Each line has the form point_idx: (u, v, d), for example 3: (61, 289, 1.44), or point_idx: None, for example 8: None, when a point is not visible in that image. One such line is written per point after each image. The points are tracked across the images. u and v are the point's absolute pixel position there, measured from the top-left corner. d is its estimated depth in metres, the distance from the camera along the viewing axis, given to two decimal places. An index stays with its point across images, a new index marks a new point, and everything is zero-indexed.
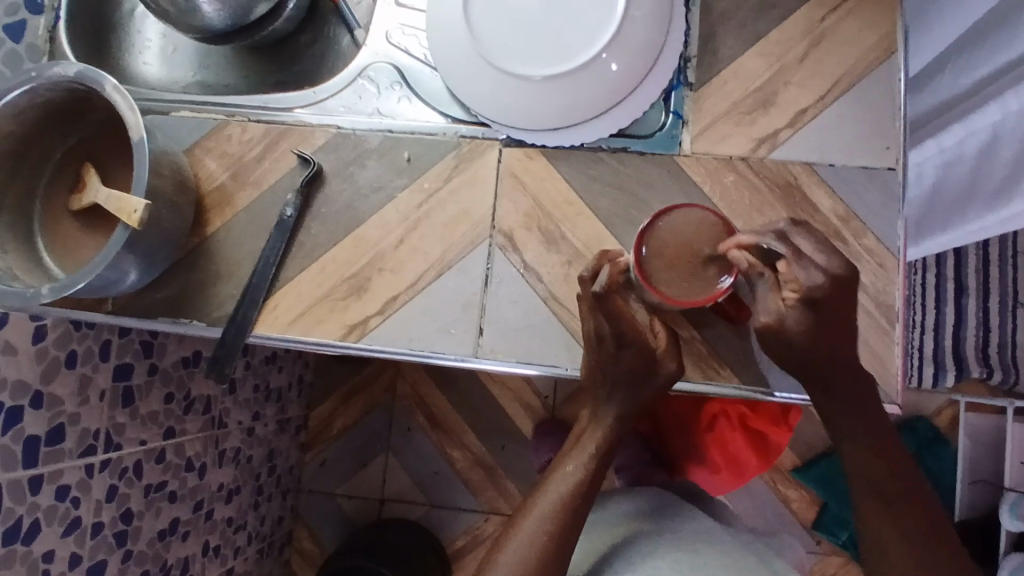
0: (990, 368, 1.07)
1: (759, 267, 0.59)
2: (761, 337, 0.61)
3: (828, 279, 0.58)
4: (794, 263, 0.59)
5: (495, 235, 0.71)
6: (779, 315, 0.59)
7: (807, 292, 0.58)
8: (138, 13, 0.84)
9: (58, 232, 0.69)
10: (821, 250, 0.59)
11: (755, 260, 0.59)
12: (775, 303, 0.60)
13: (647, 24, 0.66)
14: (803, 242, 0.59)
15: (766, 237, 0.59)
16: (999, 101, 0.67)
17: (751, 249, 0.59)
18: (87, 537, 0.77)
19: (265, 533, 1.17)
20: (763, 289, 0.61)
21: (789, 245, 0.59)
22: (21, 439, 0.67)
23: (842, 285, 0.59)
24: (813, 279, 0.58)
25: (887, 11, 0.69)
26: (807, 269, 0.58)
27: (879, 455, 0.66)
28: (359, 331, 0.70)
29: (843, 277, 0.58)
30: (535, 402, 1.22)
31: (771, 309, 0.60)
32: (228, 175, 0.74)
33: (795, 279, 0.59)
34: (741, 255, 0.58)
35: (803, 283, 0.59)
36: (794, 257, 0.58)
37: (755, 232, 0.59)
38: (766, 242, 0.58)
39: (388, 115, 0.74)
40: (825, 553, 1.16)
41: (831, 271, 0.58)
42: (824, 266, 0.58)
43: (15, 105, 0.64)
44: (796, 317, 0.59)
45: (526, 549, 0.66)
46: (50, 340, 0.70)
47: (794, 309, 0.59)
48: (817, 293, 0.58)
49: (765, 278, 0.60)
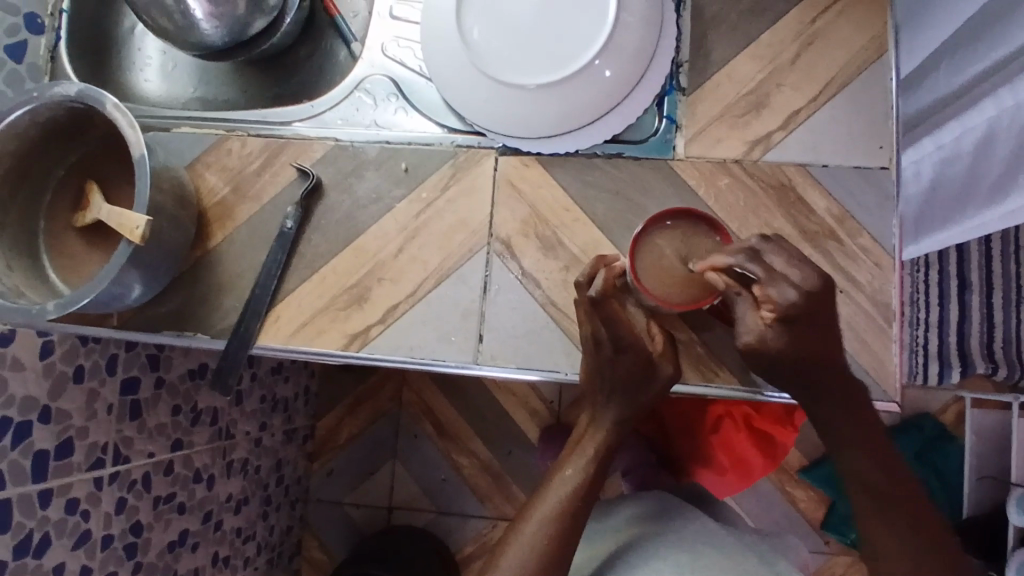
0: (995, 364, 1.06)
1: (736, 286, 0.59)
2: (746, 354, 0.62)
3: (802, 296, 0.57)
4: (767, 284, 0.57)
5: (492, 243, 0.71)
6: (759, 333, 0.59)
7: (782, 312, 0.57)
8: (137, 31, 0.85)
9: (62, 249, 0.70)
10: (793, 266, 0.57)
11: (732, 280, 0.59)
12: (754, 321, 0.60)
13: (638, 31, 0.67)
14: (776, 260, 0.57)
15: (737, 258, 0.57)
16: (993, 98, 0.67)
17: (726, 269, 0.58)
18: (97, 550, 0.78)
19: (274, 542, 1.18)
20: (743, 306, 0.60)
21: (762, 265, 0.57)
22: (30, 453, 0.68)
23: (817, 300, 0.57)
24: (786, 297, 0.57)
25: (877, 11, 0.69)
26: (780, 289, 0.57)
27: (877, 457, 0.65)
28: (360, 341, 0.71)
29: (817, 292, 0.57)
30: (540, 407, 1.23)
31: (750, 329, 0.60)
32: (228, 189, 0.75)
33: (769, 298, 0.57)
34: (718, 277, 0.58)
35: (777, 302, 0.57)
36: (766, 279, 0.57)
37: (728, 253, 0.58)
38: (737, 265, 0.57)
39: (386, 126, 0.75)
40: (834, 553, 1.16)
41: (806, 288, 0.57)
42: (798, 284, 0.56)
43: (16, 125, 0.65)
44: (775, 334, 0.59)
45: (527, 553, 0.66)
46: (57, 356, 0.71)
47: (773, 327, 0.59)
48: (792, 311, 0.57)
49: (743, 296, 0.60)
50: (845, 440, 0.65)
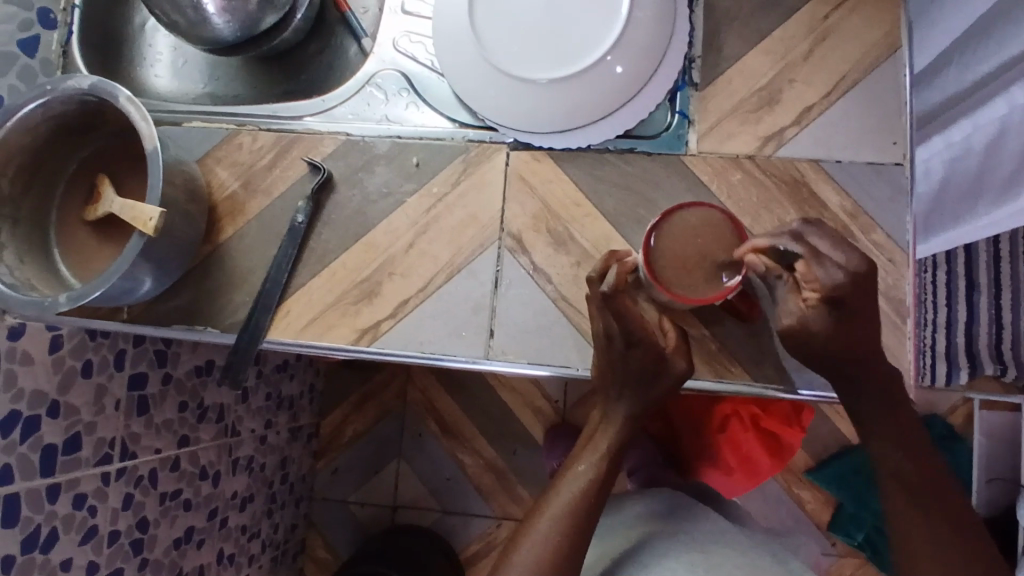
0: (1003, 365, 1.03)
1: (777, 270, 0.59)
2: (787, 339, 0.61)
3: (847, 275, 0.57)
4: (812, 263, 0.58)
5: (504, 237, 0.71)
6: (801, 316, 0.59)
7: (827, 292, 0.57)
8: (149, 27, 0.86)
9: (74, 244, 0.70)
10: (837, 249, 0.59)
11: (772, 263, 0.59)
12: (795, 304, 0.59)
13: (651, 25, 0.66)
14: (821, 243, 0.59)
15: (783, 240, 0.59)
16: (1006, 95, 0.66)
17: (767, 251, 0.59)
18: (103, 545, 0.77)
19: (279, 541, 1.18)
20: (783, 290, 0.60)
21: (806, 245, 0.59)
22: (39, 447, 0.68)
23: (861, 281, 0.58)
24: (832, 278, 0.57)
25: (890, 8, 0.69)
26: (826, 268, 0.57)
27: (919, 460, 0.64)
28: (370, 335, 0.71)
29: (862, 274, 0.58)
30: (545, 406, 1.22)
31: (791, 312, 0.59)
32: (238, 184, 0.74)
33: (813, 278, 0.58)
34: (758, 259, 0.58)
35: (823, 283, 0.57)
36: (812, 257, 0.58)
37: (771, 236, 0.59)
38: (782, 245, 0.58)
39: (397, 121, 0.75)
40: (840, 554, 1.15)
41: (851, 268, 0.58)
42: (843, 263, 0.57)
43: (28, 119, 0.65)
44: (817, 316, 0.59)
45: (540, 548, 0.65)
46: (66, 349, 0.71)
47: (816, 309, 0.58)
48: (837, 290, 0.57)
49: (783, 281, 0.60)
50: (888, 439, 0.64)
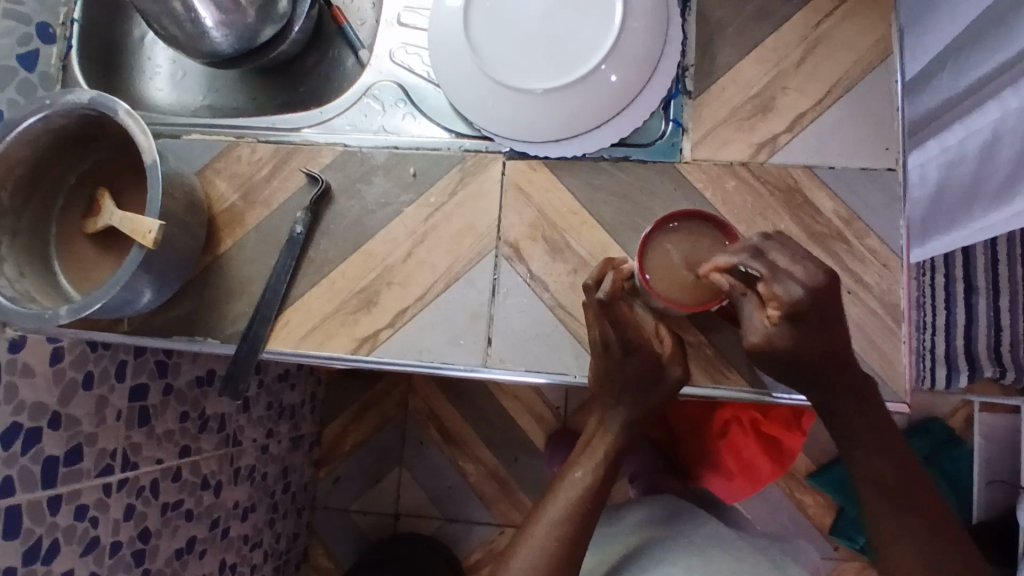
0: (1003, 367, 1.04)
1: (741, 288, 0.59)
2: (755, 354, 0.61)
3: (808, 292, 0.56)
4: (771, 282, 0.56)
5: (501, 246, 0.72)
6: (765, 333, 0.59)
7: (786, 309, 0.56)
8: (149, 40, 0.87)
9: (74, 257, 0.71)
10: (798, 262, 0.56)
11: (737, 281, 0.58)
12: (760, 320, 0.59)
13: (644, 35, 0.67)
14: (779, 257, 0.56)
15: (740, 256, 0.57)
16: (999, 100, 0.66)
17: (731, 270, 0.58)
18: (106, 556, 0.78)
19: (281, 550, 1.18)
20: (748, 306, 0.60)
21: (765, 262, 0.56)
22: (40, 459, 0.69)
23: (822, 296, 0.56)
24: (791, 294, 0.56)
25: (881, 14, 0.70)
26: (784, 286, 0.56)
27: (897, 462, 0.66)
28: (369, 344, 0.71)
29: (821, 289, 0.56)
30: (546, 413, 1.23)
31: (755, 330, 0.59)
32: (238, 195, 0.75)
33: (773, 296, 0.56)
34: (723, 278, 0.58)
35: (782, 300, 0.56)
36: (770, 276, 0.56)
37: (731, 253, 0.58)
38: (741, 264, 0.57)
39: (394, 132, 0.76)
40: (842, 558, 1.15)
41: (810, 284, 0.56)
42: (801, 280, 0.55)
43: (29, 133, 0.65)
44: (781, 333, 0.58)
45: (537, 555, 0.66)
46: (67, 362, 0.71)
47: (778, 326, 0.58)
48: (796, 308, 0.56)
49: (749, 297, 0.59)
50: (869, 445, 0.65)
